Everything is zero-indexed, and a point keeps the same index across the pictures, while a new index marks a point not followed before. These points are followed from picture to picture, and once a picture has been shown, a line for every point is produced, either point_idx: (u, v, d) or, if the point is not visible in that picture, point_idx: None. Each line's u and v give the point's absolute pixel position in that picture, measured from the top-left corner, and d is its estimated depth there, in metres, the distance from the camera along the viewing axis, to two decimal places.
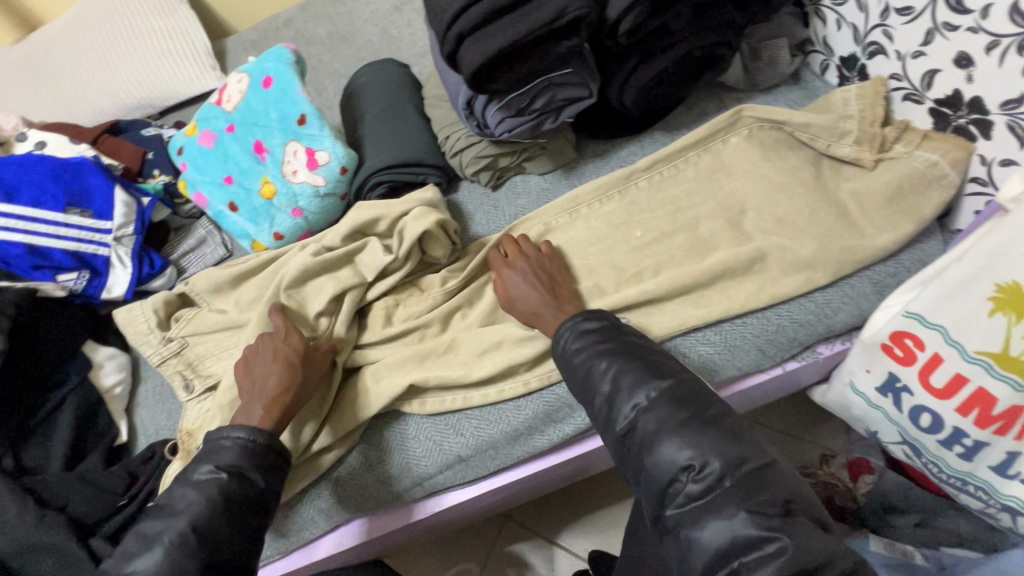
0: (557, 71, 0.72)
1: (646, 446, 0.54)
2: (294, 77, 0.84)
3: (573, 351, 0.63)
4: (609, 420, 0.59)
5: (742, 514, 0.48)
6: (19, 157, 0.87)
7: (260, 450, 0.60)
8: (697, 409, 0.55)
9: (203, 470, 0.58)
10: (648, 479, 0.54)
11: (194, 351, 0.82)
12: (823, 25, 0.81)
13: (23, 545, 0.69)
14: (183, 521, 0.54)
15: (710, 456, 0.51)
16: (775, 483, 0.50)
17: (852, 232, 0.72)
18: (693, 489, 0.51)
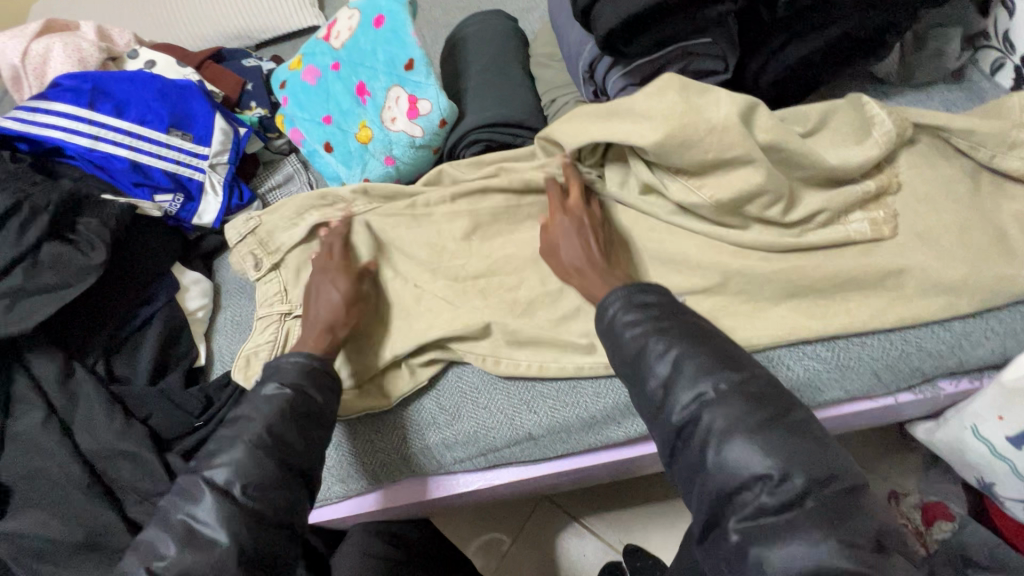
0: (692, 39, 0.66)
1: (714, 444, 0.49)
2: (408, 19, 0.80)
3: (625, 324, 0.58)
4: (664, 409, 0.54)
5: (831, 543, 0.43)
6: (131, 74, 0.88)
7: (317, 372, 0.62)
8: (777, 411, 0.50)
9: (270, 386, 0.60)
10: (711, 475, 0.49)
11: (269, 229, 0.81)
12: (1008, 16, 0.70)
13: (106, 449, 0.71)
14: (260, 425, 0.56)
15: (793, 469, 0.47)
16: (863, 511, 0.46)
17: (1009, 259, 0.63)
18: (766, 503, 0.46)
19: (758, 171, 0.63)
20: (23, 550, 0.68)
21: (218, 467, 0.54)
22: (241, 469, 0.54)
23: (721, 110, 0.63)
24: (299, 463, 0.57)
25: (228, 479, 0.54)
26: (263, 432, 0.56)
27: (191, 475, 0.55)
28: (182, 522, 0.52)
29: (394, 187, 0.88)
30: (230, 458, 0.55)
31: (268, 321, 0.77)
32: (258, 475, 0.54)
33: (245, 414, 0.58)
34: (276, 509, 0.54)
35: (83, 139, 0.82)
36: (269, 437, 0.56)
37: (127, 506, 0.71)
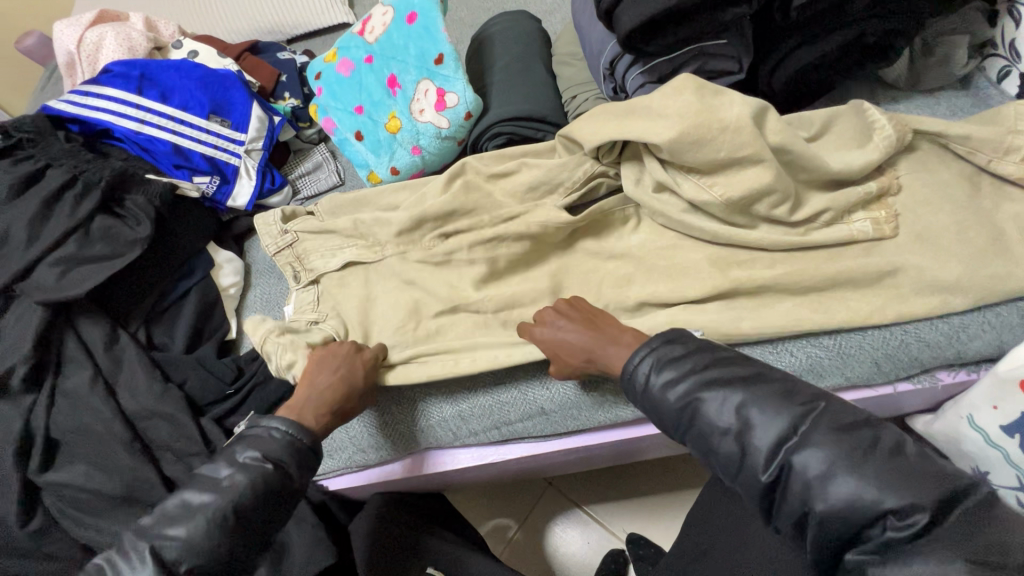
0: (710, 40, 0.70)
1: (813, 489, 0.46)
2: (439, 16, 0.85)
3: (669, 387, 0.55)
4: (746, 466, 0.50)
5: (960, 565, 0.40)
6: (176, 62, 0.93)
7: (303, 449, 0.61)
8: (871, 436, 0.46)
9: (248, 455, 0.58)
10: (825, 520, 0.45)
11: (305, 246, 0.87)
12: (1013, 26, 0.73)
13: (144, 410, 0.76)
14: (225, 501, 0.55)
15: (911, 496, 0.43)
16: (1001, 527, 0.42)
17: (1005, 258, 0.66)
18: (893, 539, 0.43)
19: (767, 168, 0.67)
20: (67, 499, 0.73)
21: (171, 535, 0.53)
22: (191, 549, 0.53)
23: (734, 110, 0.66)
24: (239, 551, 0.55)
25: (175, 556, 0.53)
26: (223, 513, 0.55)
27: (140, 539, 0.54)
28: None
29: (419, 176, 0.93)
30: (187, 531, 0.54)
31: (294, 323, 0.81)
32: (205, 557, 0.53)
33: (219, 481, 0.56)
34: None
35: (130, 122, 0.87)
36: (230, 517, 0.55)
37: (162, 464, 0.76)
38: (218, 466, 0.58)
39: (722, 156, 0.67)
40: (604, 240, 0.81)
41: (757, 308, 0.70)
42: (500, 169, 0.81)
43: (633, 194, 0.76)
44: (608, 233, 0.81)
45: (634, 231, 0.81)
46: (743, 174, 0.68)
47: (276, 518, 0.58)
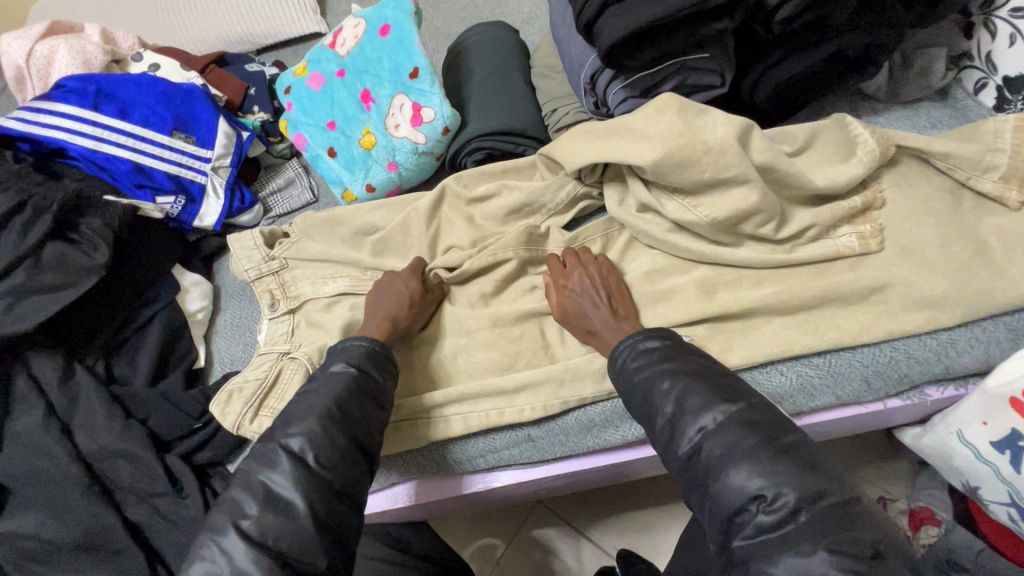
0: (692, 55, 0.68)
1: (713, 471, 0.49)
2: (413, 28, 0.82)
3: (633, 370, 0.59)
4: (672, 443, 0.53)
5: (822, 554, 0.42)
6: (136, 76, 0.89)
7: (379, 355, 0.64)
8: (770, 435, 0.49)
9: (337, 365, 0.62)
10: (715, 501, 0.49)
11: (292, 273, 0.84)
12: (990, 38, 0.73)
13: (104, 450, 0.71)
14: (327, 399, 0.58)
15: (784, 486, 0.46)
16: (860, 522, 0.44)
17: (990, 273, 0.65)
18: (762, 522, 0.45)
19: (752, 187, 0.65)
20: (19, 551, 0.68)
21: (294, 434, 0.55)
22: (315, 440, 0.55)
23: (718, 131, 0.65)
24: (361, 437, 0.58)
25: (303, 446, 0.55)
26: (331, 404, 0.58)
27: (268, 442, 0.56)
28: (262, 484, 0.53)
29: (396, 192, 0.90)
30: (307, 430, 0.56)
31: (267, 357, 0.78)
32: (332, 446, 0.55)
33: (314, 388, 0.60)
34: (344, 480, 0.55)
35: (86, 140, 0.82)
36: (337, 411, 0.57)
37: (125, 508, 0.71)
38: (311, 381, 0.62)
39: (707, 176, 0.65)
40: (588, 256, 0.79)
41: (745, 327, 0.69)
42: (479, 188, 0.80)
43: (616, 214, 0.74)
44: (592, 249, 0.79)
45: (619, 248, 0.79)
46: (729, 194, 0.67)
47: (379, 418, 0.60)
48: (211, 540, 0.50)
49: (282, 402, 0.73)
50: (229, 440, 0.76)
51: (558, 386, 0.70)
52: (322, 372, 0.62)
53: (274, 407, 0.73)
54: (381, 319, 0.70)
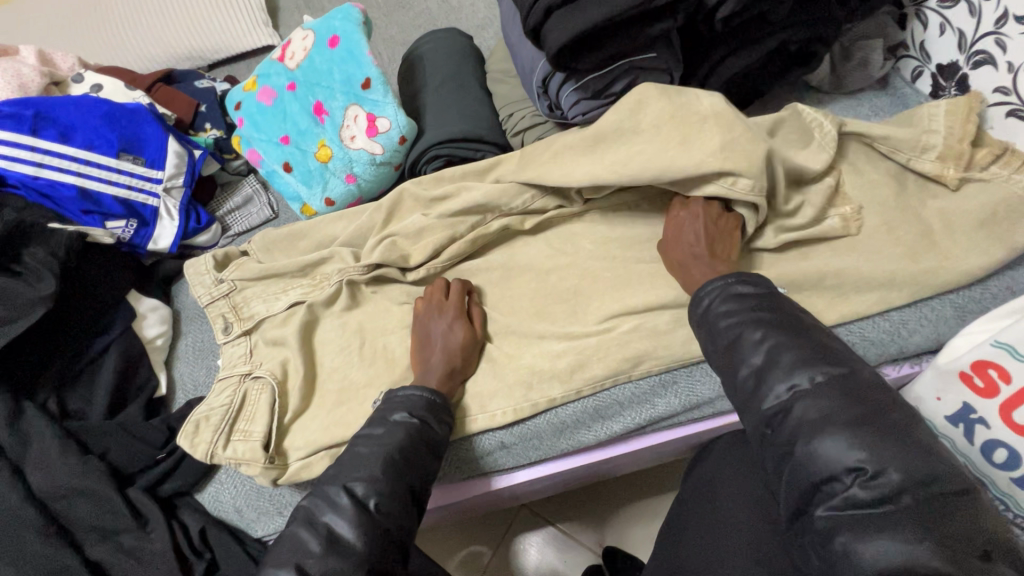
0: (640, 55, 0.69)
1: (802, 433, 0.48)
2: (363, 39, 0.81)
3: (720, 314, 0.59)
4: (757, 396, 0.52)
5: (926, 544, 0.41)
6: (76, 98, 0.85)
7: (437, 406, 0.65)
8: (875, 411, 0.47)
9: (399, 415, 0.62)
10: (798, 465, 0.47)
11: (244, 294, 0.83)
12: (922, 28, 0.77)
13: (59, 489, 0.68)
14: (391, 447, 0.58)
15: (889, 465, 0.44)
16: (969, 513, 0.42)
17: (934, 253, 0.68)
18: (856, 496, 0.44)
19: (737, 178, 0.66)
20: None
21: (357, 479, 0.56)
22: (376, 484, 0.55)
23: (705, 101, 0.69)
24: (416, 485, 0.58)
25: (366, 491, 0.55)
26: (393, 452, 0.58)
27: (331, 484, 0.56)
28: (325, 525, 0.53)
29: (357, 204, 0.89)
30: (366, 475, 0.56)
31: (227, 381, 0.76)
32: (386, 488, 0.55)
33: (377, 434, 0.60)
34: (401, 528, 0.55)
35: (26, 166, 0.79)
36: (399, 458, 0.58)
37: (85, 547, 0.68)
38: (371, 427, 0.62)
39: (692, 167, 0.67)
40: (551, 252, 0.79)
41: None
42: (439, 195, 0.80)
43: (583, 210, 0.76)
44: (555, 247, 0.80)
45: (580, 244, 0.79)
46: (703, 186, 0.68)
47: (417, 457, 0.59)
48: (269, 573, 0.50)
49: (253, 422, 0.71)
50: (195, 467, 0.74)
51: (528, 390, 0.70)
52: (382, 421, 0.62)
53: (246, 429, 0.71)
54: (441, 371, 0.69)
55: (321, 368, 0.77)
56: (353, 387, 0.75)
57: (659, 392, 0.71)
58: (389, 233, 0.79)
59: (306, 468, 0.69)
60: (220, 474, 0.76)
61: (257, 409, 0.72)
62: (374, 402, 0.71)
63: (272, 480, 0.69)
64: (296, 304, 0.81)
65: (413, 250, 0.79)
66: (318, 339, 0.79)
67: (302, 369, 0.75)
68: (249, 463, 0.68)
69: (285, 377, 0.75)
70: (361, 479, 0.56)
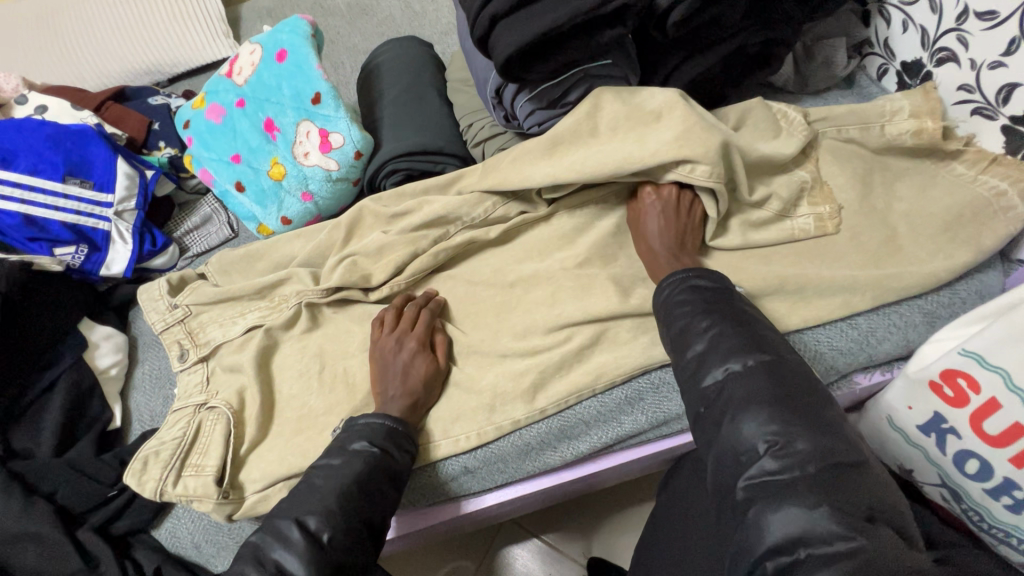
0: (594, 62, 0.67)
1: (729, 411, 0.47)
2: (311, 52, 0.78)
3: (677, 303, 0.57)
4: (696, 379, 0.52)
5: (824, 509, 0.40)
6: (19, 121, 0.82)
7: (399, 435, 0.62)
8: (798, 391, 0.47)
9: (358, 444, 0.59)
10: (722, 440, 0.47)
11: (199, 319, 0.80)
12: (886, 25, 0.75)
13: (4, 533, 0.65)
14: (347, 478, 0.56)
15: (798, 435, 0.44)
16: (864, 485, 0.42)
17: (899, 258, 0.66)
18: (766, 468, 0.43)
19: (696, 166, 0.65)
20: None
21: (311, 512, 0.53)
22: (330, 518, 0.53)
23: (657, 98, 0.69)
24: (374, 518, 0.55)
25: (320, 525, 0.52)
26: (351, 484, 0.55)
27: (280, 519, 0.53)
28: (274, 562, 0.50)
29: (315, 222, 0.86)
30: (321, 506, 0.53)
31: (182, 413, 0.73)
32: (342, 522, 0.53)
33: (335, 464, 0.57)
34: (356, 563, 0.52)
35: None
36: (356, 489, 0.55)
37: None
38: (329, 456, 0.59)
39: (650, 163, 0.66)
40: (514, 266, 0.77)
41: None
42: (398, 210, 0.78)
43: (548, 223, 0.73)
44: (519, 261, 0.77)
45: (545, 257, 0.77)
46: (664, 183, 0.68)
47: (373, 492, 0.56)
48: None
49: (206, 455, 0.69)
50: (150, 504, 0.72)
51: (491, 413, 0.68)
52: (340, 450, 0.59)
53: (198, 463, 0.68)
54: (403, 401, 0.66)
55: (280, 395, 0.74)
56: (312, 414, 0.72)
57: (626, 409, 0.68)
58: (348, 253, 0.77)
59: (262, 501, 0.67)
60: (176, 509, 0.73)
61: (212, 445, 0.69)
62: (333, 431, 0.68)
63: (227, 515, 0.67)
64: (254, 328, 0.78)
65: (373, 268, 0.76)
66: (276, 365, 0.76)
67: (259, 397, 0.72)
68: (201, 498, 0.66)
69: (241, 406, 0.72)
70: (308, 511, 0.53)
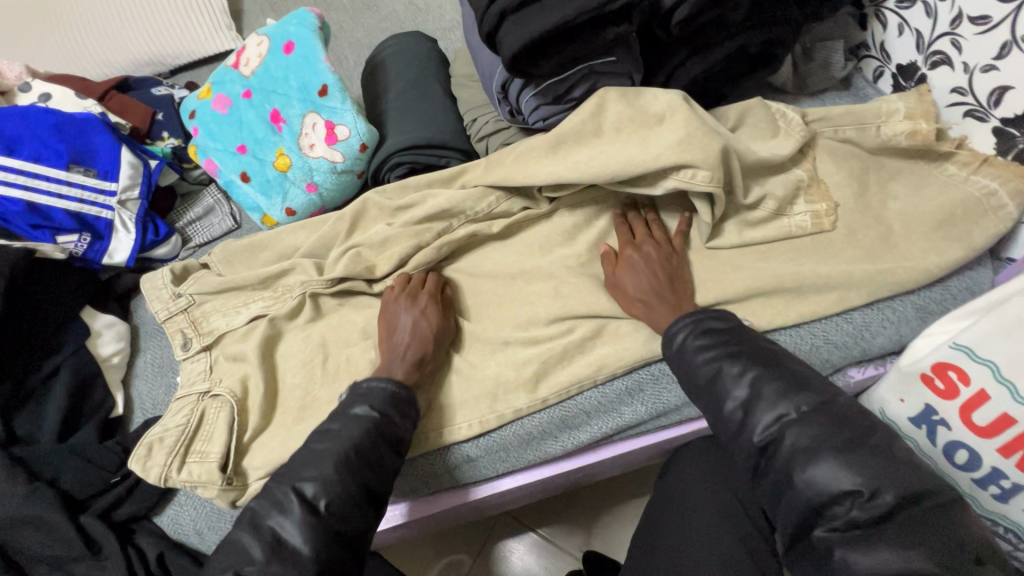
0: (599, 59, 0.68)
1: (798, 464, 0.48)
2: (318, 45, 0.79)
3: (696, 349, 0.58)
4: (745, 429, 0.52)
5: (919, 554, 0.43)
6: (22, 109, 0.82)
7: (402, 399, 0.62)
8: (860, 433, 0.48)
9: (360, 407, 0.60)
10: (798, 494, 0.48)
11: (203, 308, 0.80)
12: (882, 29, 0.77)
13: (7, 517, 0.66)
14: (344, 444, 0.56)
15: (881, 484, 0.45)
16: (952, 524, 0.44)
17: (892, 255, 0.68)
18: (855, 517, 0.45)
19: (697, 171, 0.66)
20: None
21: (307, 479, 0.54)
22: (327, 486, 0.53)
23: (660, 101, 0.70)
24: (377, 500, 0.56)
25: (316, 493, 0.53)
26: (349, 450, 0.56)
27: (280, 485, 0.54)
28: (271, 530, 0.52)
29: (319, 214, 0.87)
30: (321, 474, 0.54)
31: (185, 401, 0.74)
32: (348, 505, 0.54)
33: (334, 430, 0.58)
34: (356, 532, 0.54)
35: None
36: (355, 456, 0.56)
37: None
38: (330, 422, 0.59)
39: (652, 162, 0.68)
40: (516, 258, 0.78)
41: None
42: (403, 202, 0.78)
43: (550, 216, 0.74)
44: (521, 254, 0.78)
45: (547, 250, 0.78)
46: (664, 185, 0.69)
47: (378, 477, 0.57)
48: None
49: (210, 442, 0.69)
50: (153, 490, 0.72)
51: (493, 402, 0.69)
52: (342, 414, 0.60)
53: (202, 450, 0.69)
54: (407, 361, 0.67)
55: (283, 384, 0.75)
56: (315, 403, 0.73)
57: (626, 400, 0.70)
58: (352, 244, 0.78)
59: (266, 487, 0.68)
60: (179, 496, 0.73)
61: (216, 432, 0.70)
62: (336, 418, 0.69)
63: (231, 501, 0.67)
64: (257, 318, 0.79)
65: (378, 260, 0.77)
66: (280, 354, 0.77)
67: (262, 385, 0.73)
68: (206, 485, 0.66)
69: (245, 394, 0.73)
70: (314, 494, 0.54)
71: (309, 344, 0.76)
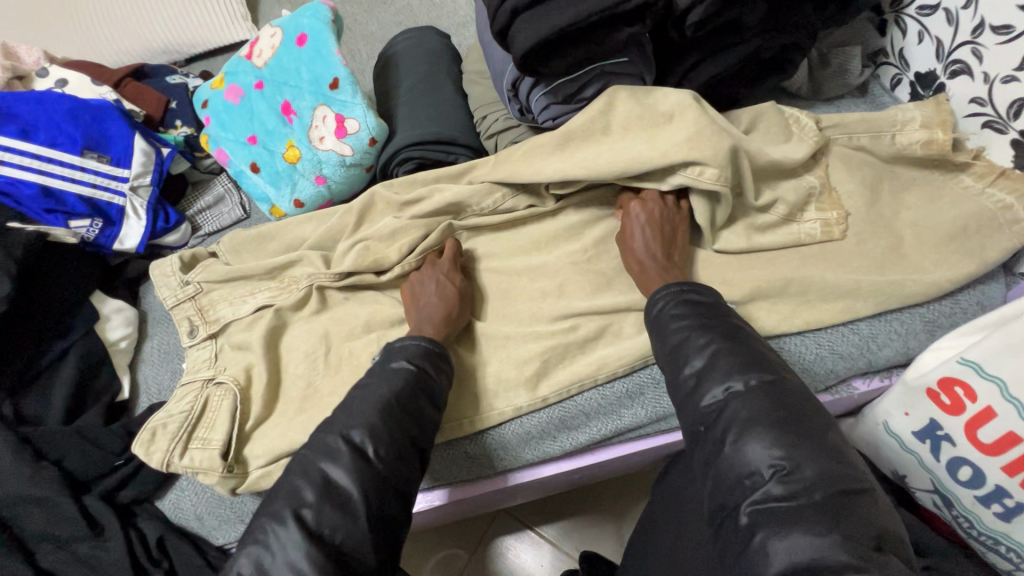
0: (611, 59, 0.68)
1: (733, 433, 0.48)
2: (331, 38, 0.79)
3: (672, 316, 0.58)
4: (693, 397, 0.52)
5: (834, 537, 0.41)
6: (38, 93, 0.82)
7: (435, 355, 0.62)
8: (799, 415, 0.47)
9: (398, 361, 0.60)
10: (726, 464, 0.47)
11: (210, 297, 0.81)
12: (902, 35, 0.75)
13: (12, 495, 0.67)
14: (386, 391, 0.57)
15: (805, 462, 0.45)
16: (867, 514, 0.43)
17: (902, 265, 0.67)
18: (772, 493, 0.44)
19: (705, 168, 0.66)
20: None
21: (355, 426, 0.54)
22: (374, 433, 0.54)
23: (671, 104, 0.70)
24: None
25: (363, 438, 0.54)
26: (390, 398, 0.56)
27: (326, 433, 0.54)
28: (320, 472, 0.52)
29: (327, 207, 0.87)
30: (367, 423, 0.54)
31: (190, 387, 0.75)
32: None
33: (372, 380, 0.58)
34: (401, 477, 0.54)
35: None
36: (395, 404, 0.56)
37: (37, 556, 0.68)
38: (369, 376, 0.59)
39: (660, 164, 0.67)
40: (521, 257, 0.77)
41: None
42: (410, 197, 0.78)
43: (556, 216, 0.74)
44: (527, 253, 0.78)
45: (552, 250, 0.78)
46: (672, 180, 0.69)
47: None
48: (267, 527, 0.49)
49: (213, 430, 0.70)
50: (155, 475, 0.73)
51: (493, 400, 0.69)
52: (381, 364, 0.60)
53: (204, 437, 0.69)
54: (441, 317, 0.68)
55: (285, 374, 0.75)
56: (317, 394, 0.73)
57: (627, 403, 0.70)
58: (359, 237, 0.78)
59: (265, 476, 0.68)
60: (180, 481, 0.74)
61: (219, 420, 0.70)
62: None
63: (231, 488, 0.68)
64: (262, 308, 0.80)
65: (383, 254, 0.77)
66: (283, 345, 0.77)
67: (265, 375, 0.73)
68: (206, 471, 0.67)
69: (248, 383, 0.74)
70: None
71: (312, 335, 0.76)
